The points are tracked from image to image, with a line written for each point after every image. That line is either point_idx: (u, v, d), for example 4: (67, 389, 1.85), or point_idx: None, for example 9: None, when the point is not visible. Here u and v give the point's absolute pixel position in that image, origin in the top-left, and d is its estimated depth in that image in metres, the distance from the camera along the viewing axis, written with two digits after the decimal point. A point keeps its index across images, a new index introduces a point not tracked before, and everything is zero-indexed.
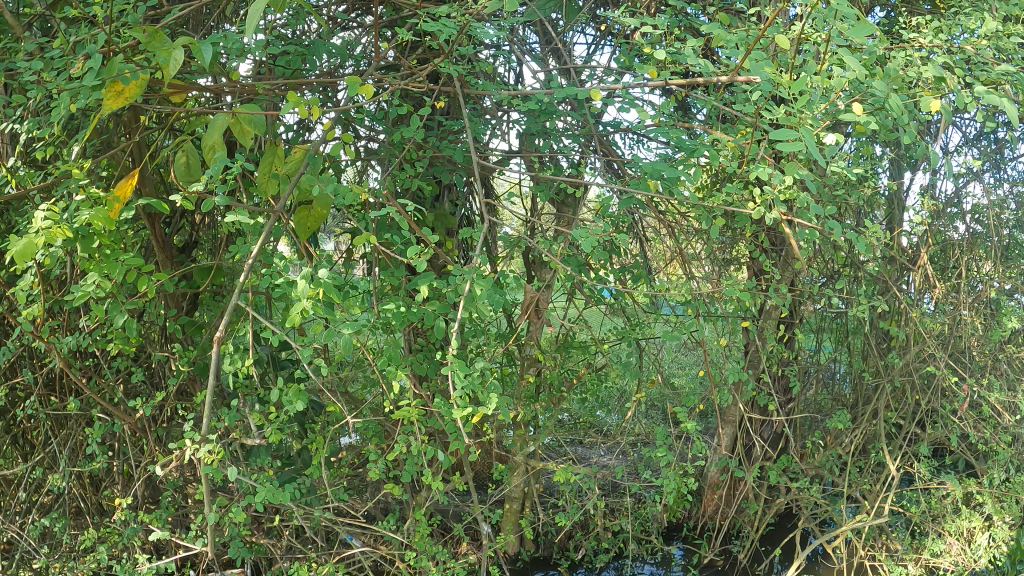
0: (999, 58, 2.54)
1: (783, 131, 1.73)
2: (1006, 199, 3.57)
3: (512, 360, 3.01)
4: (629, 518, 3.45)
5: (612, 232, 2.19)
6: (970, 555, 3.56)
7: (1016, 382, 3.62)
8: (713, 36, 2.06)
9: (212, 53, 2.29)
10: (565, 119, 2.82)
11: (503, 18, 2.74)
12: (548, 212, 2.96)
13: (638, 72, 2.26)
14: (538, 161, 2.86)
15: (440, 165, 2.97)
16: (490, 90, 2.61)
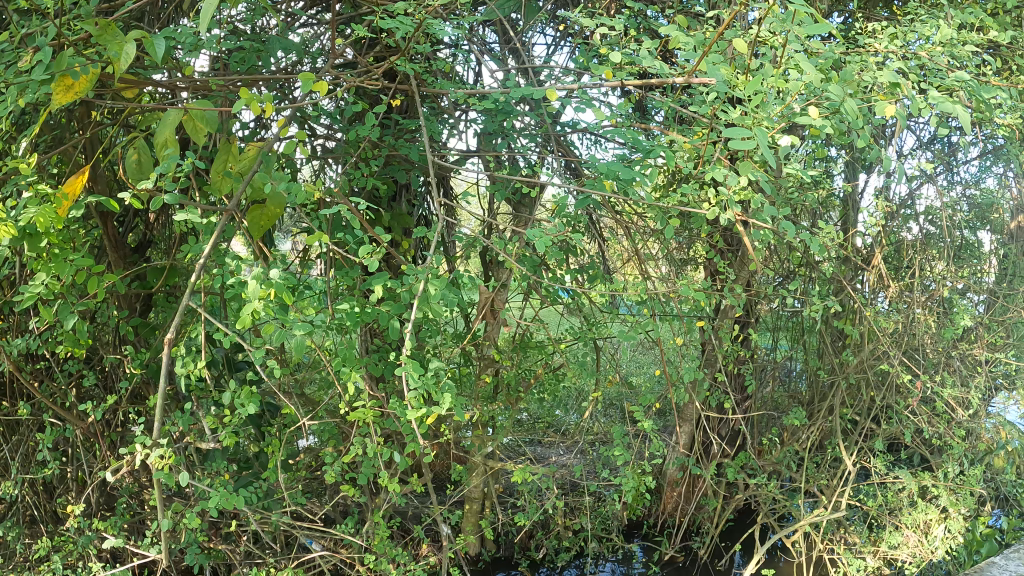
0: (952, 63, 2.55)
1: (733, 130, 1.69)
2: (957, 201, 3.62)
3: (469, 360, 2.98)
4: (590, 516, 3.45)
5: (566, 232, 2.18)
6: (927, 547, 3.62)
7: (969, 378, 3.68)
8: (670, 37, 2.05)
9: (165, 47, 2.24)
10: (522, 119, 2.80)
11: (459, 16, 2.70)
12: (505, 211, 2.94)
13: (593, 73, 2.24)
14: (495, 161, 2.84)
15: (396, 164, 2.94)
16: (446, 89, 2.58)
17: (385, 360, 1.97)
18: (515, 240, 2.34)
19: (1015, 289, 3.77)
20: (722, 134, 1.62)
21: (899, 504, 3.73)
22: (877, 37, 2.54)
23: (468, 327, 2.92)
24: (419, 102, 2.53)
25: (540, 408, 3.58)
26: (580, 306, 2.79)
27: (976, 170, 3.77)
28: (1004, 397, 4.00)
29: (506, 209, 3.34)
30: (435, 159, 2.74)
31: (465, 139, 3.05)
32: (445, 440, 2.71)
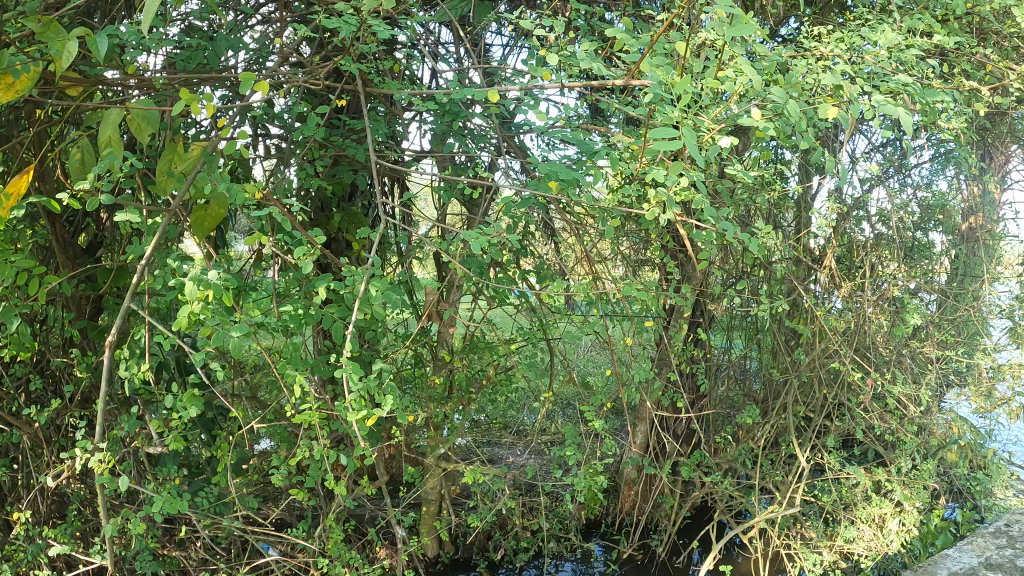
0: (898, 67, 2.58)
1: (657, 130, 1.63)
2: (907, 203, 3.68)
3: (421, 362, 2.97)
4: (547, 516, 3.44)
5: (509, 235, 2.17)
6: (882, 540, 3.69)
7: (920, 375, 3.74)
8: (615, 40, 2.04)
9: (109, 46, 2.17)
10: (472, 120, 2.79)
11: (407, 15, 2.68)
12: (457, 212, 2.93)
13: (537, 75, 2.23)
14: (446, 162, 2.83)
15: (344, 164, 2.91)
16: (392, 89, 2.56)
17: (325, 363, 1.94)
18: (461, 242, 2.32)
19: (965, 288, 3.85)
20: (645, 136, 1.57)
21: (855, 499, 3.79)
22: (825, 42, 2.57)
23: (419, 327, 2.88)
24: (364, 102, 2.51)
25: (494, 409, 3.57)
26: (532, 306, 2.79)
27: (926, 173, 3.83)
28: (955, 394, 4.11)
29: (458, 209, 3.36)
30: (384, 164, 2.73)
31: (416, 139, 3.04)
32: (396, 443, 2.69)
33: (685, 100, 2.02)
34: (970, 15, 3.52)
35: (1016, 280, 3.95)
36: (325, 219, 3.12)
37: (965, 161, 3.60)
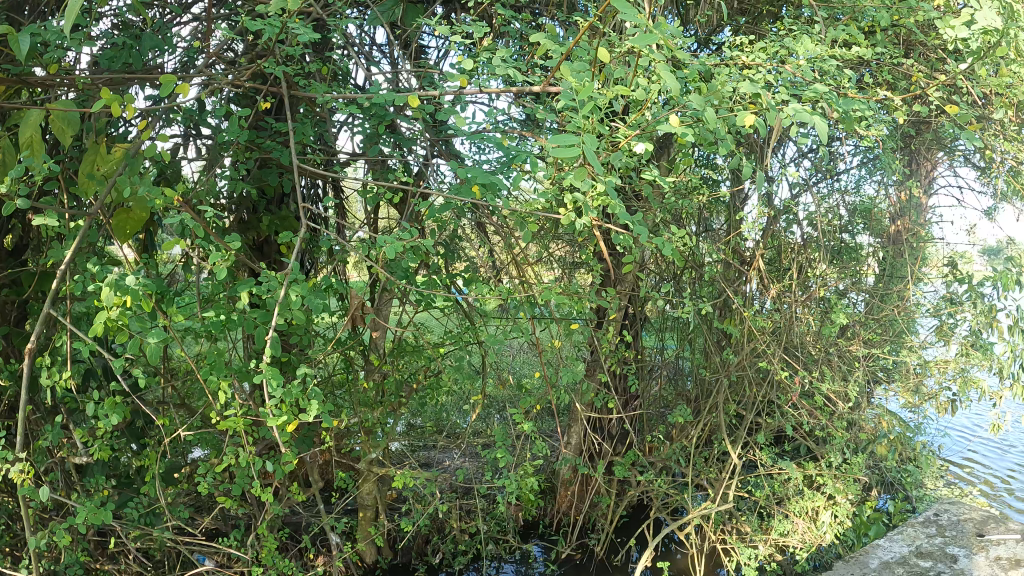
0: (818, 78, 2.72)
1: (558, 136, 1.62)
2: (835, 207, 4.02)
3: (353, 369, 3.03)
4: (485, 518, 3.57)
5: (425, 241, 2.17)
6: (815, 533, 3.82)
7: (848, 372, 3.89)
8: (537, 45, 2.03)
9: (29, 44, 2.07)
10: (403, 123, 2.85)
11: (336, 14, 2.77)
12: (388, 213, 3.01)
13: (453, 80, 2.29)
14: (377, 164, 2.90)
15: (271, 166, 2.97)
16: (316, 93, 2.61)
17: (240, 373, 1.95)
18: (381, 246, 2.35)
19: (890, 290, 4.10)
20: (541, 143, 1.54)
21: (787, 493, 3.91)
22: (749, 55, 2.70)
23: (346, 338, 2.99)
24: (288, 105, 2.57)
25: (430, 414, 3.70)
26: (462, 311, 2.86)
27: (856, 177, 4.14)
28: (884, 391, 4.29)
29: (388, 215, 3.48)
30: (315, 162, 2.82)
31: (347, 142, 3.13)
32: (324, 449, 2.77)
33: (605, 109, 2.08)
34: (893, 26, 3.71)
35: (941, 281, 4.18)
36: (253, 224, 3.21)
37: (888, 165, 3.79)
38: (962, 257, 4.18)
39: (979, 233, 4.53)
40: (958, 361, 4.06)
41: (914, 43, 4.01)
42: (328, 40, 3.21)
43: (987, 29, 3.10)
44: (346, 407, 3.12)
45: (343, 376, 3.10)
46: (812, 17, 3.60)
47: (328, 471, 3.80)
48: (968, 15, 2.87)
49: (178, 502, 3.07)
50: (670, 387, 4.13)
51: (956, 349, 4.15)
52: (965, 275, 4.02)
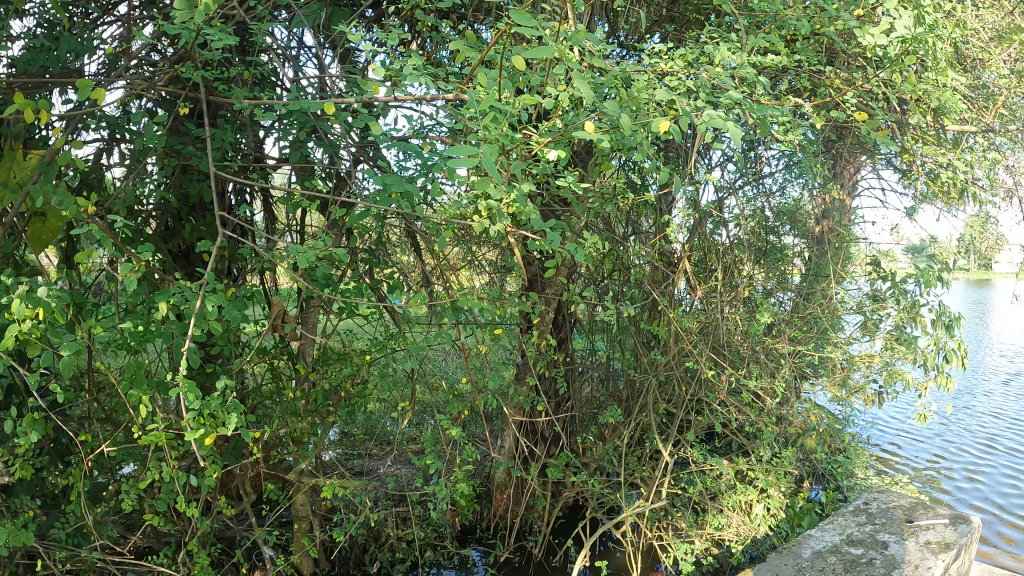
0: (737, 87, 2.85)
1: (460, 143, 1.68)
2: (763, 209, 4.46)
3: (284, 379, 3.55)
4: (420, 525, 3.84)
5: (335, 248, 2.31)
6: (749, 526, 4.07)
7: (774, 368, 4.15)
8: (457, 46, 2.08)
9: None
10: (327, 128, 3.06)
11: (256, 20, 3.01)
12: (314, 214, 3.25)
13: (364, 86, 2.45)
14: (303, 168, 3.13)
15: (190, 174, 3.20)
16: (233, 99, 2.81)
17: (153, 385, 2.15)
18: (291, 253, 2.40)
19: (813, 289, 4.43)
20: (445, 150, 1.63)
21: (720, 489, 4.12)
22: (671, 65, 2.83)
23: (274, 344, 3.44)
24: (203, 112, 2.79)
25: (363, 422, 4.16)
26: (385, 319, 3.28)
27: (780, 180, 4.53)
28: (812, 385, 4.49)
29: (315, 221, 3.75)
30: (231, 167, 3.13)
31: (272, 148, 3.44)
32: (251, 459, 3.21)
33: (511, 117, 2.20)
34: (816, 36, 3.92)
35: (864, 278, 4.37)
36: (175, 232, 3.44)
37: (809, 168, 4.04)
38: (887, 256, 4.31)
39: (902, 231, 4.97)
40: (884, 355, 4.24)
41: (836, 50, 4.22)
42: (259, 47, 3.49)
43: (902, 38, 3.27)
44: (277, 418, 3.56)
45: (275, 387, 3.56)
46: (735, 25, 3.78)
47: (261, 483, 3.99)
48: (884, 25, 3.03)
49: (110, 515, 3.18)
50: (603, 388, 4.45)
51: (881, 343, 4.33)
52: (889, 273, 4.18)
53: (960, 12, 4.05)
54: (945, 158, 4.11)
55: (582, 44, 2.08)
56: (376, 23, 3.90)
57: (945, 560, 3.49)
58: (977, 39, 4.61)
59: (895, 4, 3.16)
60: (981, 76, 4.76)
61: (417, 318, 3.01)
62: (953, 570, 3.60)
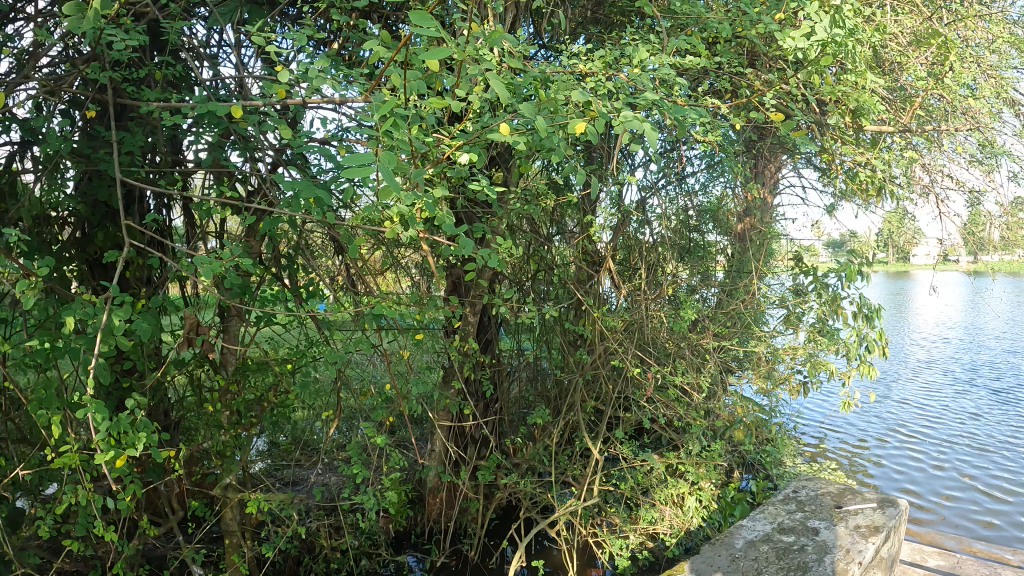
0: (656, 88, 2.93)
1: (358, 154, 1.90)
2: (686, 209, 4.57)
3: (207, 390, 3.74)
4: (353, 534, 3.95)
5: (242, 261, 2.49)
6: (682, 518, 4.29)
7: (698, 364, 4.34)
8: (373, 50, 2.15)
9: None
10: (241, 130, 3.22)
11: (168, 21, 3.19)
12: (231, 215, 3.40)
13: (271, 90, 2.62)
14: (218, 171, 3.28)
15: (100, 179, 3.37)
16: (141, 100, 2.98)
17: (77, 399, 2.27)
18: (207, 268, 2.47)
19: (736, 286, 4.62)
20: (343, 159, 1.82)
21: (652, 483, 4.36)
22: (591, 66, 2.90)
23: (198, 356, 3.53)
24: (112, 112, 2.98)
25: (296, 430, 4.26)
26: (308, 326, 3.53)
27: (702, 180, 4.66)
28: (739, 378, 4.70)
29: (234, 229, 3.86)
30: (142, 169, 3.29)
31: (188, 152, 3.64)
32: (175, 476, 3.32)
33: (419, 130, 2.33)
34: (738, 39, 4.03)
35: (786, 274, 4.57)
36: (89, 239, 3.53)
37: (730, 167, 4.21)
38: (808, 251, 4.49)
39: (823, 226, 5.18)
40: (807, 346, 4.38)
41: (757, 53, 4.36)
42: (179, 54, 3.68)
43: (820, 40, 3.40)
44: (203, 432, 3.67)
45: (199, 398, 3.69)
46: (656, 27, 3.87)
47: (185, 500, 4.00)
48: (804, 28, 3.13)
49: (36, 538, 3.18)
50: (531, 389, 4.68)
51: (804, 334, 4.47)
52: (809, 269, 4.37)
53: (875, 15, 4.21)
54: (864, 157, 4.21)
55: (500, 44, 2.11)
56: (294, 24, 3.93)
57: (875, 542, 3.53)
58: (895, 43, 4.74)
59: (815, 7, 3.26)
60: (899, 79, 4.91)
61: (340, 326, 3.09)
62: (883, 552, 3.64)
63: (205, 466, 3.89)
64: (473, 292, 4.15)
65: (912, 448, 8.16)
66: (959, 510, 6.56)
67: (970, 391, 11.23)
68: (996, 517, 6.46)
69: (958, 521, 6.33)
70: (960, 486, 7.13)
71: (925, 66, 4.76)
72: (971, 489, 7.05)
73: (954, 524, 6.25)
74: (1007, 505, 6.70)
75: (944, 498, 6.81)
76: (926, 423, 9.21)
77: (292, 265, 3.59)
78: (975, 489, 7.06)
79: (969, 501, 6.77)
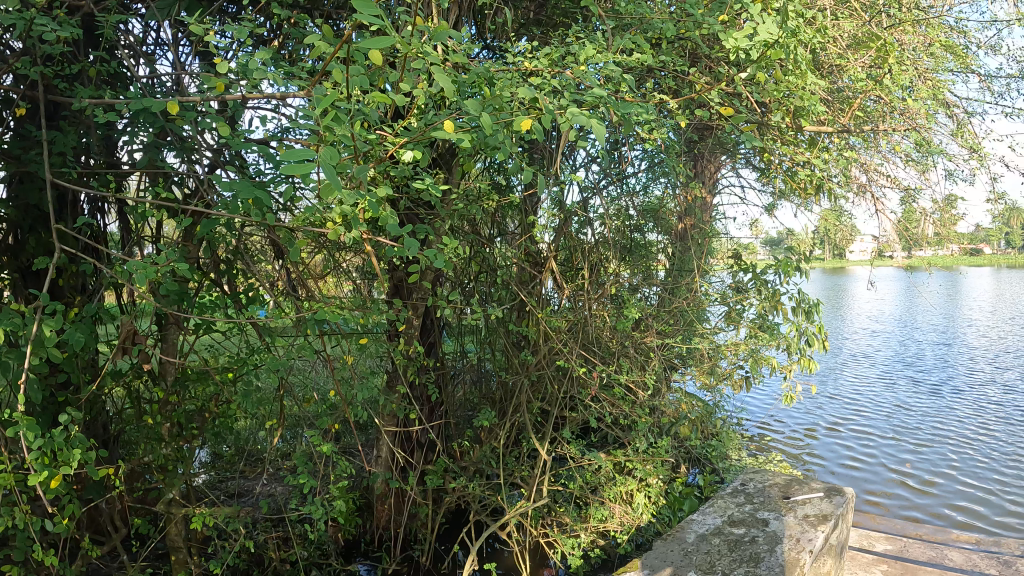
0: (602, 88, 3.00)
1: (297, 152, 1.87)
2: (626, 209, 4.61)
3: (145, 403, 3.67)
4: (302, 545, 3.95)
5: (178, 268, 2.47)
6: (632, 515, 4.45)
7: (643, 361, 4.44)
8: (311, 46, 2.17)
9: None
10: (176, 131, 3.21)
11: (105, 18, 3.16)
12: (168, 218, 3.38)
13: (206, 86, 2.63)
14: (154, 173, 3.26)
15: (29, 183, 3.31)
16: (72, 98, 2.94)
17: (11, 415, 2.24)
18: (143, 277, 2.46)
19: (678, 284, 4.75)
20: (282, 159, 1.83)
21: (600, 481, 4.46)
22: (536, 66, 2.94)
23: (135, 367, 3.47)
24: (41, 112, 2.94)
25: (241, 440, 4.24)
26: (248, 333, 3.54)
27: (643, 179, 4.75)
28: (682, 374, 4.81)
29: (170, 233, 3.88)
30: (73, 171, 3.25)
31: (123, 154, 3.52)
32: (117, 493, 3.26)
33: (358, 128, 2.34)
34: (681, 40, 4.12)
35: (727, 271, 4.70)
36: (21, 246, 3.46)
37: (673, 166, 4.32)
38: (747, 248, 4.63)
39: (761, 224, 5.32)
40: (749, 342, 4.48)
41: (699, 54, 4.45)
42: (115, 51, 3.64)
43: (763, 41, 3.50)
44: (142, 446, 3.61)
45: (137, 412, 3.63)
46: (601, 28, 3.94)
47: (126, 516, 3.93)
48: (748, 29, 3.22)
49: None
50: (476, 391, 4.73)
51: (745, 331, 4.53)
52: (750, 266, 4.51)
53: (817, 17, 4.33)
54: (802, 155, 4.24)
55: (445, 41, 2.16)
56: (235, 20, 4.04)
57: (824, 531, 3.61)
58: (834, 45, 4.90)
59: (758, 9, 3.35)
60: (837, 81, 5.11)
61: (280, 335, 3.10)
62: (831, 540, 3.72)
63: (146, 480, 3.84)
64: (416, 295, 4.18)
65: (860, 440, 8.40)
66: (908, 497, 6.77)
67: (907, 381, 11.66)
68: (942, 502, 6.70)
69: (906, 507, 6.54)
70: (907, 473, 7.36)
71: (862, 68, 4.94)
72: (918, 477, 7.28)
73: (896, 509, 6.50)
74: (952, 491, 6.94)
75: (893, 486, 7.02)
76: (870, 415, 9.49)
77: (231, 271, 3.61)
78: (922, 476, 7.30)
79: (917, 488, 7.00)
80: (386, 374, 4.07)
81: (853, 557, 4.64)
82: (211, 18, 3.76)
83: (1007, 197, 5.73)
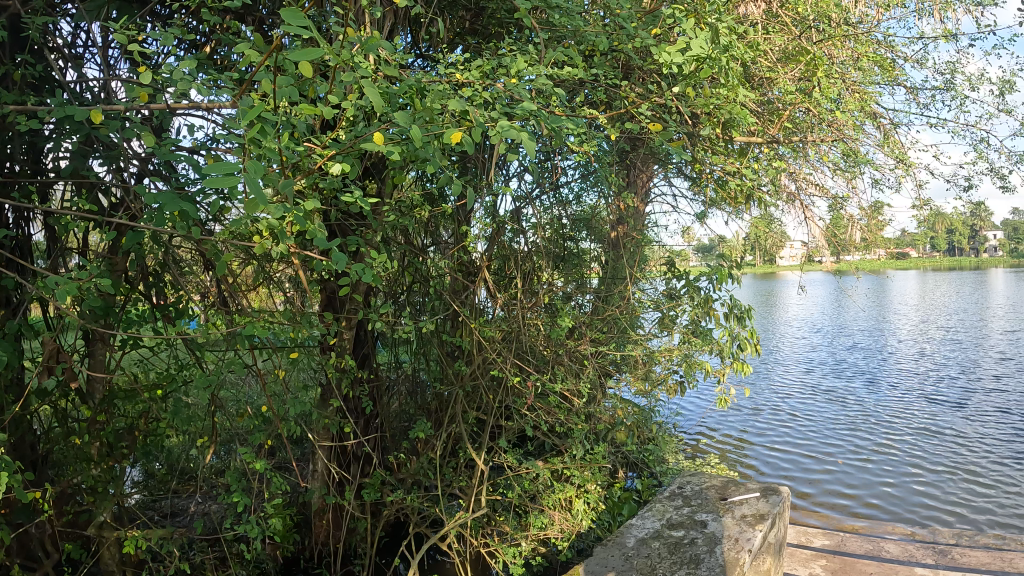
0: (534, 100, 3.03)
1: (224, 161, 1.86)
2: (559, 218, 4.79)
3: (71, 421, 3.56)
4: (238, 563, 3.90)
5: (104, 284, 2.42)
6: (571, 521, 4.60)
7: (578, 368, 4.52)
8: (239, 56, 2.15)
9: None
10: (102, 139, 3.14)
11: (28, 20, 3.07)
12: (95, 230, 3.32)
13: (132, 94, 2.58)
14: (80, 182, 3.19)
15: None
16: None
17: None
18: (67, 292, 2.40)
19: (611, 292, 4.86)
20: (208, 170, 1.81)
21: (539, 490, 4.54)
22: (468, 78, 2.97)
23: (60, 385, 3.36)
24: None
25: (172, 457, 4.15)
26: (177, 348, 3.46)
27: (576, 189, 4.87)
28: (617, 380, 4.95)
29: (97, 243, 3.79)
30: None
31: (49, 161, 3.45)
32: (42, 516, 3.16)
33: (284, 141, 2.33)
34: (614, 52, 4.19)
35: (660, 277, 4.80)
36: None
37: (606, 176, 4.29)
38: (678, 256, 4.76)
39: (692, 232, 5.49)
40: (682, 347, 4.50)
41: (632, 66, 4.52)
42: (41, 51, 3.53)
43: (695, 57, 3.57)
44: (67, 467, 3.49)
45: (63, 431, 3.51)
46: (536, 39, 3.98)
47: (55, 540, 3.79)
48: (680, 45, 3.29)
49: None
50: (412, 402, 4.73)
51: (677, 336, 4.66)
52: (682, 273, 4.64)
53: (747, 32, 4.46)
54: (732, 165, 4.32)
55: (375, 53, 2.16)
56: (167, 23, 3.93)
57: (761, 531, 3.69)
58: (764, 59, 5.07)
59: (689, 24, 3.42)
60: (767, 94, 5.27)
61: (211, 351, 3.05)
62: (768, 538, 3.81)
63: (76, 502, 3.72)
64: (348, 307, 4.16)
65: (793, 441, 8.64)
66: (842, 495, 6.99)
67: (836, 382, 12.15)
68: (866, 498, 6.94)
69: (833, 503, 6.77)
70: (841, 472, 7.58)
71: (793, 82, 5.11)
72: (851, 475, 7.51)
73: (827, 505, 6.73)
74: (875, 486, 7.21)
75: (828, 485, 7.23)
76: (801, 416, 9.78)
77: (160, 283, 3.55)
78: (852, 474, 7.54)
79: (849, 486, 7.22)
80: (320, 388, 4.04)
81: (792, 554, 4.76)
82: (141, 21, 3.67)
83: (929, 203, 5.98)
